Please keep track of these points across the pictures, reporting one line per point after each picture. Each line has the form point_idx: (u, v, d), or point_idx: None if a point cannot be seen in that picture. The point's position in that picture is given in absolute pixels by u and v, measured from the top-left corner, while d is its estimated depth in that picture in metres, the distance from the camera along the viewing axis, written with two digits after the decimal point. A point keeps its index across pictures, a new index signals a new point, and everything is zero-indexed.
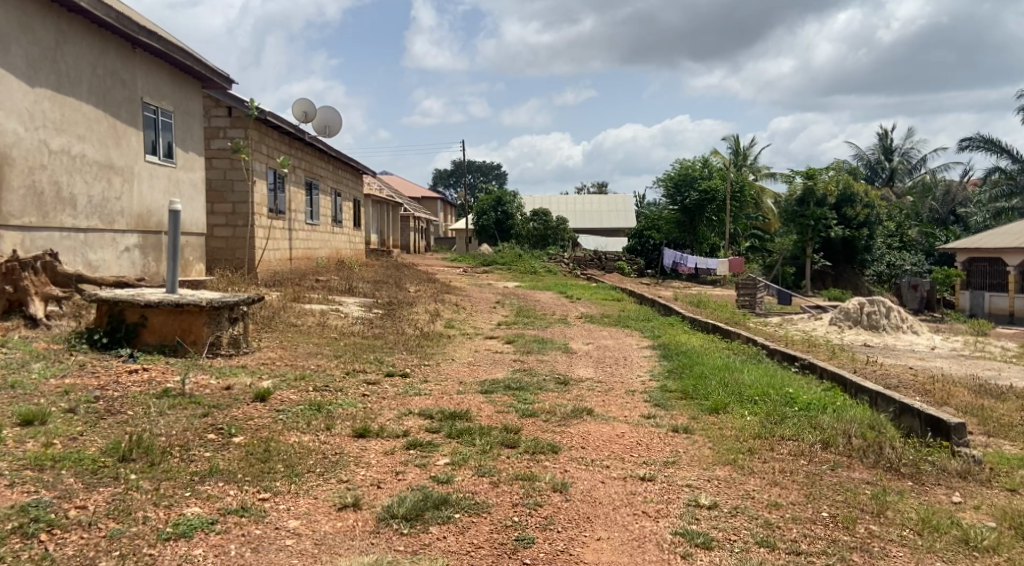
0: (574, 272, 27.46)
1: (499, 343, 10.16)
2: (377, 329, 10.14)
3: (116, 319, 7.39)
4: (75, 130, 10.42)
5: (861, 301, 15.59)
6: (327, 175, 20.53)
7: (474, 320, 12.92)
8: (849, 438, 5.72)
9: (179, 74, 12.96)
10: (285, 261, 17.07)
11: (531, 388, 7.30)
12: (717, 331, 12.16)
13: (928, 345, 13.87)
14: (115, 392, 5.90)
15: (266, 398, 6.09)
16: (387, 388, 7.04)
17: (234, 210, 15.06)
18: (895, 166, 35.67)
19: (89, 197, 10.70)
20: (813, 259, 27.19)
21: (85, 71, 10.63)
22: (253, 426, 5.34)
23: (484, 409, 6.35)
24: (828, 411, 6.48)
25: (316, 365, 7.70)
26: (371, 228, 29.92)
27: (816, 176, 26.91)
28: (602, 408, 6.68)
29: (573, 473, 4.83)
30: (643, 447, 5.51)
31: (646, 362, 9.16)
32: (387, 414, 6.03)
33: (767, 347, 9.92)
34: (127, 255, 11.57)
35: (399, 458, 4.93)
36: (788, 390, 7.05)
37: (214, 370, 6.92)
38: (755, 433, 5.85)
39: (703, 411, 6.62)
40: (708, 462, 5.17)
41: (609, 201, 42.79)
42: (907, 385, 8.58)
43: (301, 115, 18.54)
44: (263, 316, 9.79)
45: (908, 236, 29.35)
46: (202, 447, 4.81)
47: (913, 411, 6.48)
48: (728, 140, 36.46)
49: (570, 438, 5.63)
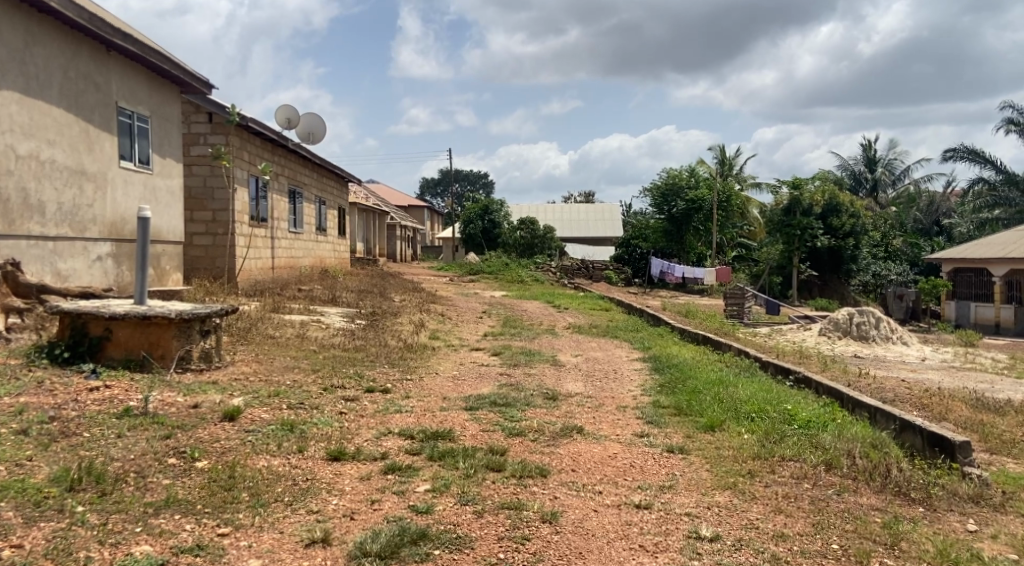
0: (561, 281, 27.20)
1: (485, 355, 9.82)
2: (358, 341, 9.76)
3: (80, 332, 7.00)
4: (45, 135, 10.02)
5: (850, 311, 15.36)
6: (311, 183, 20.14)
7: (459, 331, 12.56)
8: (854, 459, 5.40)
9: (156, 78, 12.56)
10: (267, 270, 16.66)
11: (518, 404, 6.95)
12: (707, 342, 11.85)
13: (918, 356, 13.66)
14: (72, 412, 5.52)
15: (236, 417, 5.72)
16: (367, 404, 6.67)
17: (214, 218, 14.66)
18: (878, 178, 34.84)
19: (59, 204, 10.29)
20: (801, 269, 27.06)
21: (55, 74, 10.24)
22: (219, 449, 4.98)
23: (468, 428, 5.99)
24: (828, 429, 6.15)
25: (292, 381, 7.31)
26: (356, 237, 29.54)
27: (802, 186, 26.79)
28: (593, 426, 6.34)
29: (562, 500, 4.48)
30: (637, 470, 5.18)
31: (637, 375, 8.84)
32: (364, 434, 5.67)
33: (761, 360, 9.62)
34: (99, 264, 11.15)
35: (376, 485, 4.57)
36: (786, 407, 6.72)
37: (182, 386, 6.53)
38: (754, 453, 5.53)
39: (698, 428, 6.30)
40: (706, 487, 4.83)
41: (597, 210, 42.58)
42: (903, 399, 8.30)
43: (284, 121, 18.17)
44: (239, 328, 9.42)
45: (893, 246, 29.23)
46: (161, 474, 4.45)
47: (915, 428, 6.18)
48: (714, 149, 36.33)
49: (559, 460, 5.28)
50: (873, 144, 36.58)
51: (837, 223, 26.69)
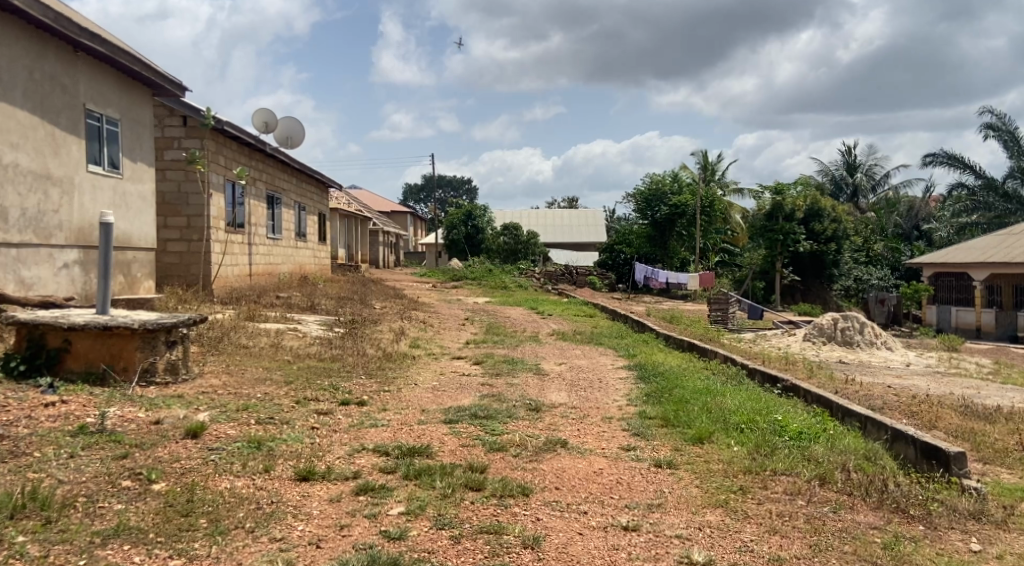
0: (545, 287, 26.95)
1: (467, 365, 9.54)
2: (335, 351, 9.43)
3: (37, 344, 6.68)
4: (7, 138, 9.65)
5: (834, 316, 15.20)
6: (290, 189, 19.77)
7: (441, 339, 12.23)
8: (848, 473, 5.15)
9: (127, 80, 12.19)
10: (244, 276, 16.27)
11: (499, 416, 6.66)
12: (693, 349, 11.63)
13: (903, 362, 13.52)
14: (24, 430, 5.19)
15: (199, 434, 5.41)
16: (341, 418, 6.35)
17: (189, 223, 14.29)
18: (858, 183, 34.88)
19: (22, 210, 9.91)
20: (783, 274, 26.96)
21: (19, 75, 9.87)
22: (179, 469, 4.68)
23: (447, 443, 5.71)
24: (820, 441, 5.90)
25: (263, 393, 7.00)
26: (338, 243, 29.16)
27: (785, 191, 26.71)
28: (577, 439, 6.06)
29: (545, 522, 4.21)
30: (624, 487, 4.91)
31: (623, 385, 8.56)
32: (337, 451, 5.36)
33: (748, 367, 9.41)
34: (66, 271, 10.77)
35: (346, 508, 4.27)
36: (776, 417, 6.46)
37: (144, 401, 6.23)
38: (746, 467, 5.27)
39: (686, 441, 6.04)
40: (697, 506, 4.57)
41: (580, 215, 42.40)
42: (892, 407, 8.06)
43: (262, 125, 17.82)
44: (210, 337, 9.06)
45: (874, 251, 29.24)
46: (113, 499, 4.16)
47: (907, 438, 5.95)
48: (696, 155, 36.30)
49: (542, 477, 5.00)
50: (851, 149, 36.80)
51: (819, 228, 26.65)
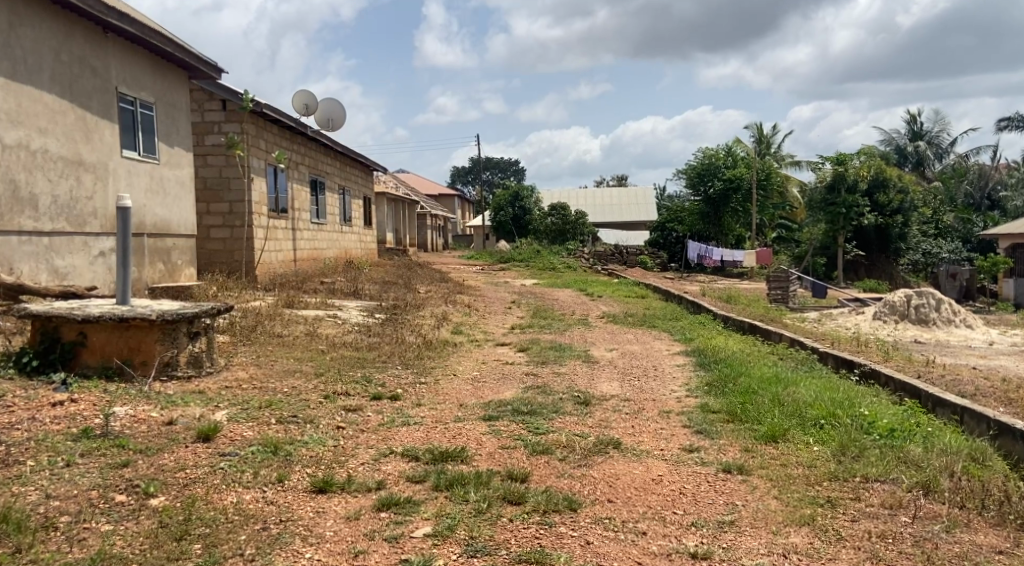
0: (594, 268, 26.16)
1: (511, 352, 8.91)
2: (372, 339, 8.87)
3: (51, 338, 6.23)
4: (36, 123, 9.26)
5: (907, 293, 14.10)
6: (333, 172, 19.28)
7: (485, 324, 11.61)
8: (956, 479, 4.38)
9: (160, 62, 11.77)
10: (288, 262, 15.86)
11: (545, 412, 6.01)
12: (754, 331, 10.83)
13: (986, 341, 12.45)
14: (22, 434, 4.72)
15: (212, 438, 4.87)
16: (371, 416, 5.78)
17: (231, 209, 13.88)
18: (923, 151, 33.31)
19: (53, 197, 9.54)
20: (846, 249, 25.67)
21: (46, 58, 9.45)
22: (182, 481, 4.14)
23: (485, 445, 5.07)
24: (917, 440, 5.10)
25: (291, 388, 6.47)
26: (386, 228, 28.76)
27: (847, 162, 24.71)
28: (632, 439, 5.38)
29: (596, 547, 3.57)
30: (688, 498, 4.22)
31: (680, 373, 7.83)
32: (362, 455, 4.79)
33: (818, 351, 8.61)
34: (102, 260, 10.43)
35: (365, 527, 3.69)
36: (861, 411, 5.66)
37: (162, 398, 5.73)
38: (832, 472, 4.55)
39: (757, 439, 5.30)
40: (778, 523, 3.87)
41: (630, 194, 41.35)
42: (986, 393, 7.16)
43: (303, 107, 17.36)
44: (242, 327, 8.59)
45: (944, 222, 27.64)
46: (101, 518, 3.64)
47: (1016, 434, 5.14)
48: (750, 128, 35.06)
49: (591, 486, 4.34)
50: (916, 115, 35.04)
51: (884, 199, 25.31)
